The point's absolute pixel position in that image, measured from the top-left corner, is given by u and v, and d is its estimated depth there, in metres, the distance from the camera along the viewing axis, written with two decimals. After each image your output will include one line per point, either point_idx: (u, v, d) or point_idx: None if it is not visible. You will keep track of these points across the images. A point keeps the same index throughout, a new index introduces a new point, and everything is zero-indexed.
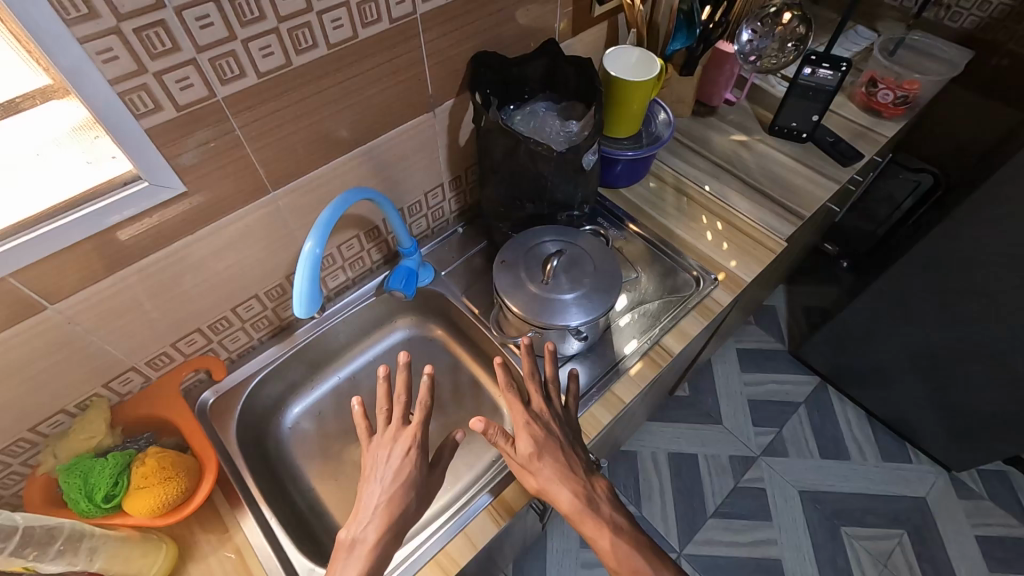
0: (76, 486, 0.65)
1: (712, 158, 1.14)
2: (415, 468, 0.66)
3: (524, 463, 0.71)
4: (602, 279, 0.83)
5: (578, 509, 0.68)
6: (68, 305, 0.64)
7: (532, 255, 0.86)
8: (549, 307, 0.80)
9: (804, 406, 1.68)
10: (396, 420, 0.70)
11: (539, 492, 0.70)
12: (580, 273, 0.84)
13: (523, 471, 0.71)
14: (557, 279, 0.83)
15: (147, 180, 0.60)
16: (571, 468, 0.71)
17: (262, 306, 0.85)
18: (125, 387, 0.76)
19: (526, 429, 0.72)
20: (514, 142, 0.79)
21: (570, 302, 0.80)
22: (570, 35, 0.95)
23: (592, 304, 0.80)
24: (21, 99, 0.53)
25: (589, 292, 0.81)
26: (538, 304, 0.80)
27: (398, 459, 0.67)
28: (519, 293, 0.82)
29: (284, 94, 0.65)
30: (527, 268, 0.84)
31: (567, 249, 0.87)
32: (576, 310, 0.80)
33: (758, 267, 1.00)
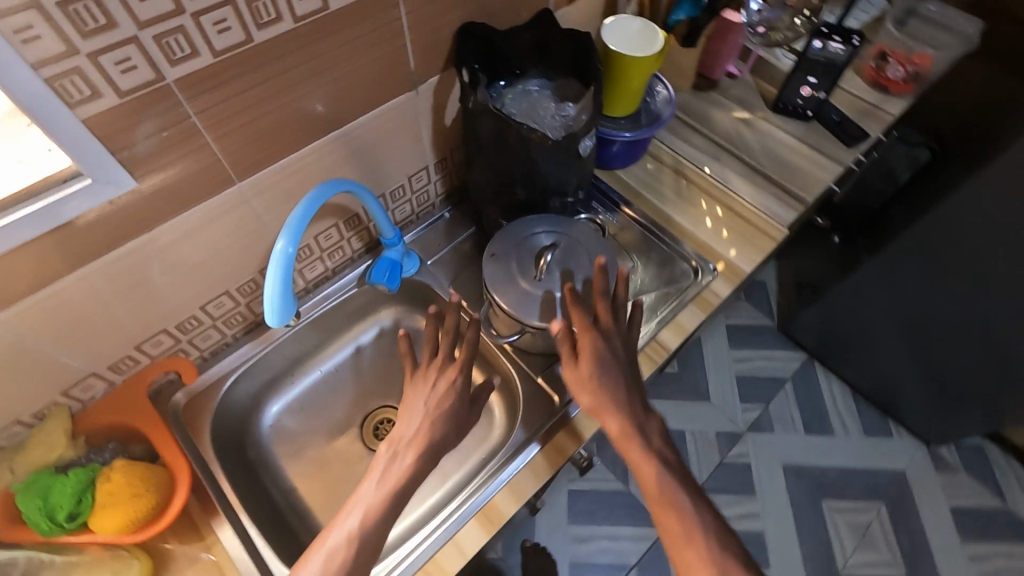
0: (33, 506, 0.61)
1: (712, 137, 1.09)
2: (458, 398, 0.69)
3: (582, 380, 0.70)
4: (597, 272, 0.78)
5: (626, 435, 0.68)
6: (10, 314, 0.57)
7: (524, 247, 0.80)
8: (535, 307, 0.75)
9: (791, 382, 1.68)
10: (443, 354, 0.73)
11: (590, 411, 0.69)
12: (574, 267, 0.79)
13: (579, 387, 0.70)
14: (552, 270, 0.78)
15: (92, 177, 0.53)
16: (627, 395, 0.70)
17: (234, 302, 0.79)
18: (88, 393, 0.71)
19: (592, 353, 0.70)
20: (505, 125, 0.73)
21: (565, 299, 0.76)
22: (565, 3, 0.87)
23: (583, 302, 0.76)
24: None
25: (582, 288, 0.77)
26: (527, 302, 0.75)
27: (441, 390, 0.70)
28: (509, 286, 0.77)
29: (246, 74, 0.58)
30: (518, 258, 0.79)
31: (560, 239, 0.81)
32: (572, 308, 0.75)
33: (758, 255, 0.96)
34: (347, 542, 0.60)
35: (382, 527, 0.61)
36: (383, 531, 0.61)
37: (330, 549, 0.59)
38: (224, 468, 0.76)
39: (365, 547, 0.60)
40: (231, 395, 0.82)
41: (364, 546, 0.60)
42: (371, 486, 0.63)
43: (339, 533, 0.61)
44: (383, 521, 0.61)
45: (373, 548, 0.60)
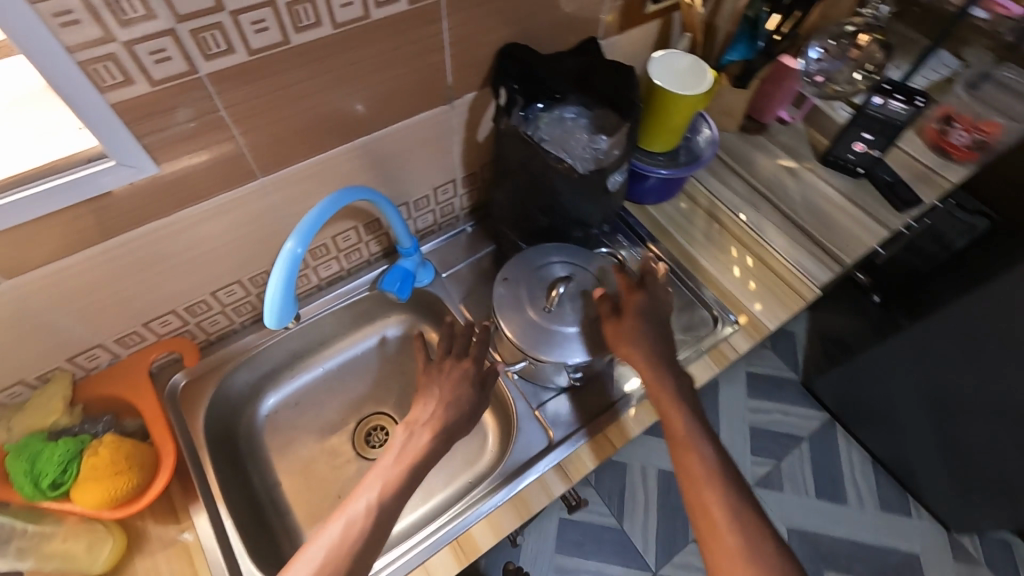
0: (21, 469, 0.62)
1: (753, 183, 1.05)
2: (470, 386, 0.72)
3: (620, 332, 0.73)
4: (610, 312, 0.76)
5: (657, 377, 0.71)
6: (23, 281, 0.59)
7: (537, 276, 0.78)
8: (541, 341, 0.73)
9: (807, 442, 1.60)
10: (457, 347, 0.76)
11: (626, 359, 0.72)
12: (587, 303, 0.77)
13: (617, 338, 0.73)
14: (564, 304, 0.76)
15: (116, 160, 0.54)
16: (661, 344, 0.74)
17: (245, 292, 0.79)
18: (92, 363, 0.72)
19: (634, 310, 0.74)
20: (534, 150, 0.71)
21: (571, 336, 0.73)
22: (616, 32, 0.85)
23: (590, 342, 0.73)
24: None
25: (592, 327, 0.75)
26: (534, 334, 0.73)
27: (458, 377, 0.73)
28: (518, 315, 0.75)
29: (280, 74, 0.58)
30: (530, 287, 0.77)
31: (576, 273, 0.80)
32: (577, 347, 0.73)
33: (784, 312, 0.91)
34: (367, 511, 0.61)
35: (397, 499, 0.63)
36: (399, 503, 0.63)
37: (352, 517, 0.61)
38: (211, 455, 0.77)
39: (383, 519, 0.61)
40: (230, 382, 0.82)
41: (382, 515, 0.61)
42: (389, 460, 0.66)
43: (362, 502, 0.62)
44: (400, 494, 0.63)
45: (389, 519, 0.61)
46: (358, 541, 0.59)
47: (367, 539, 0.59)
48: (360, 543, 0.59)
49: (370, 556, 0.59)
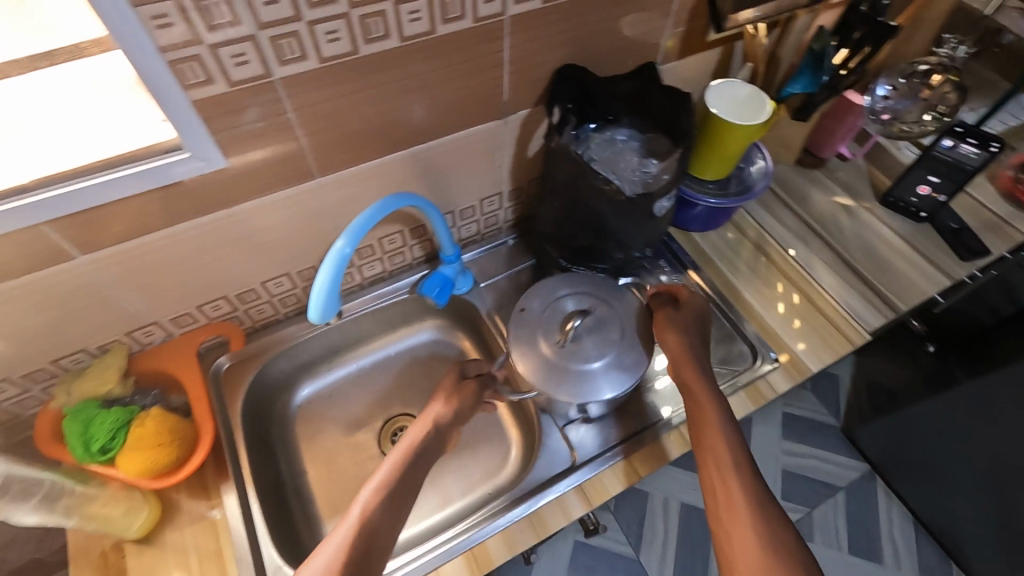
0: (76, 431, 0.67)
1: (805, 219, 1.02)
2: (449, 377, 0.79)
3: (667, 321, 0.78)
4: (624, 354, 0.76)
5: (685, 355, 0.75)
6: (96, 257, 0.63)
7: (553, 311, 0.79)
8: (550, 374, 0.73)
9: (843, 492, 1.52)
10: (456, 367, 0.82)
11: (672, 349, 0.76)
12: (602, 341, 0.76)
13: (661, 325, 0.78)
14: (580, 338, 0.76)
15: (189, 152, 0.58)
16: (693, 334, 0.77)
17: (292, 284, 0.83)
18: (147, 338, 0.77)
19: (690, 300, 0.81)
20: (583, 170, 0.72)
21: (583, 374, 0.73)
22: (675, 58, 0.85)
23: (599, 382, 0.73)
24: (88, 45, 0.52)
25: (604, 367, 0.74)
26: (545, 368, 0.73)
27: (433, 414, 0.74)
28: (531, 344, 0.75)
29: (346, 82, 0.61)
30: (547, 319, 0.78)
31: (595, 308, 0.80)
32: (587, 385, 0.72)
33: (828, 355, 0.88)
34: (359, 520, 0.61)
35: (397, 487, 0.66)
36: (390, 516, 0.64)
37: (348, 525, 0.61)
38: (245, 437, 0.80)
39: (376, 529, 0.62)
40: (270, 369, 0.86)
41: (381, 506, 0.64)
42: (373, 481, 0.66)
43: (355, 511, 0.63)
44: (387, 507, 0.64)
45: (383, 533, 0.62)
46: (354, 548, 0.59)
47: (364, 548, 0.59)
48: (363, 531, 0.61)
49: (376, 537, 0.62)
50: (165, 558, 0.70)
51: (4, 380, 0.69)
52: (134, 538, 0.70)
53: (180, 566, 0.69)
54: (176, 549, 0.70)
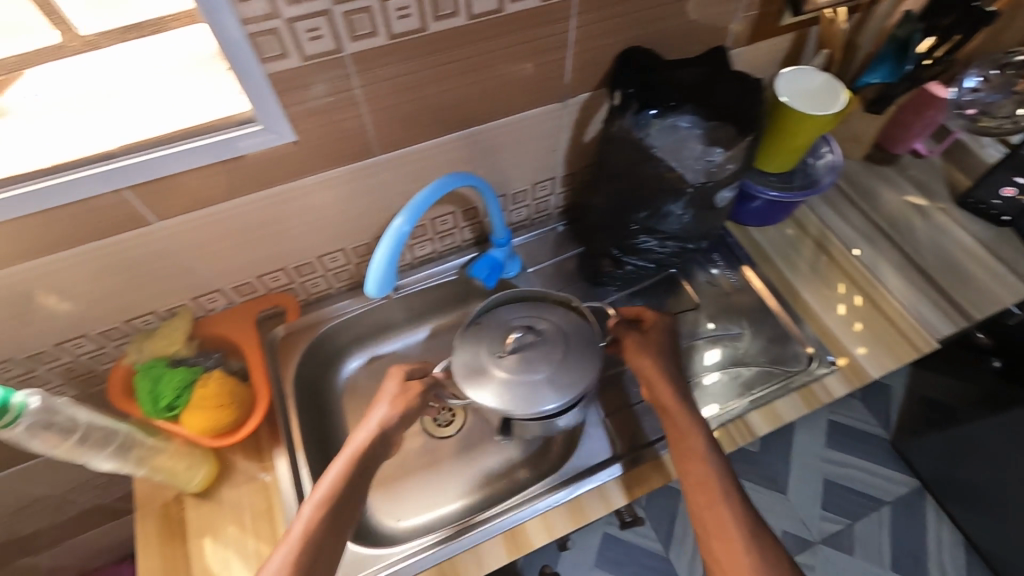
0: (147, 388, 0.70)
1: (872, 218, 0.97)
2: (393, 382, 0.73)
3: (639, 345, 0.76)
4: (566, 373, 0.70)
5: (655, 375, 0.73)
6: (171, 224, 0.66)
7: (501, 324, 0.76)
8: (479, 386, 0.70)
9: (889, 507, 1.45)
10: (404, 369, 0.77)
11: (644, 374, 0.74)
12: (543, 357, 0.71)
13: (636, 349, 0.76)
14: (518, 352, 0.72)
15: (262, 125, 0.59)
16: (669, 359, 0.75)
17: (347, 260, 0.85)
18: (211, 304, 0.81)
19: (658, 323, 0.79)
20: (644, 156, 0.70)
21: (518, 387, 0.69)
22: (744, 43, 0.82)
23: (527, 398, 0.68)
24: (170, 19, 0.54)
25: (537, 384, 0.69)
26: (480, 377, 0.70)
27: (374, 422, 0.70)
28: (469, 355, 0.73)
29: (411, 60, 0.61)
30: (491, 332, 0.75)
31: (544, 325, 0.75)
32: (519, 398, 0.68)
33: (892, 363, 0.83)
34: (301, 539, 0.60)
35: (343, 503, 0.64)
36: (334, 532, 0.62)
37: (290, 542, 0.60)
38: (296, 405, 0.83)
39: (321, 545, 0.61)
40: (321, 342, 0.89)
41: (325, 520, 0.62)
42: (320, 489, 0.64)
43: (297, 527, 0.62)
44: (331, 522, 0.62)
45: (326, 551, 0.61)
46: (296, 567, 0.59)
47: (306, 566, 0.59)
48: (314, 544, 0.61)
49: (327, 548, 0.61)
50: (220, 514, 0.73)
51: (84, 335, 0.74)
52: (193, 492, 0.74)
53: (234, 522, 0.73)
54: (232, 506, 0.74)
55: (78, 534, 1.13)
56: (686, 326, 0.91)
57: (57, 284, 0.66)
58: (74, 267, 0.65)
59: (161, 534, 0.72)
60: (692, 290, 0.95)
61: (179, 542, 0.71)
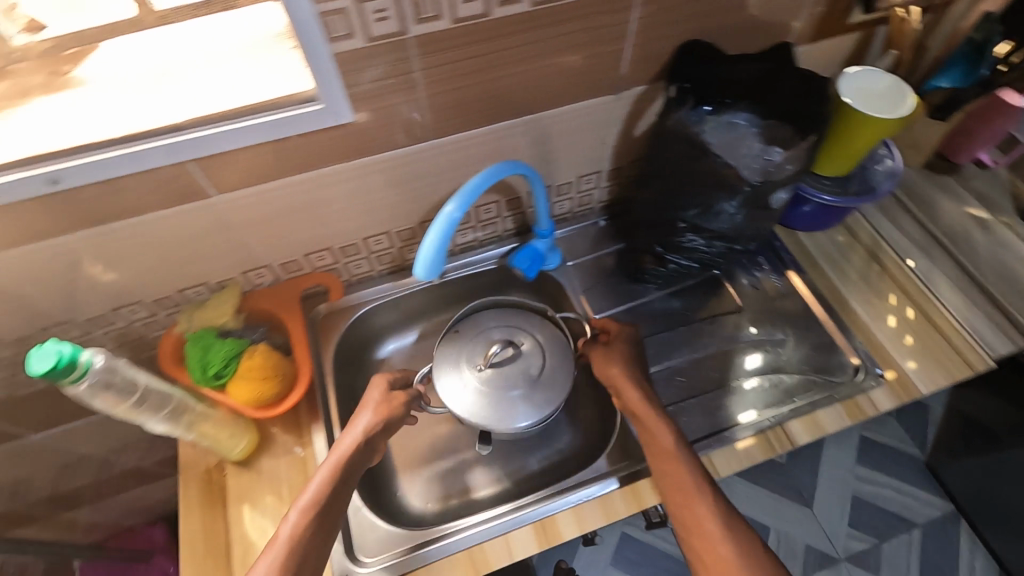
0: (197, 356, 0.72)
1: (929, 229, 0.93)
2: (376, 391, 0.75)
3: (604, 358, 0.78)
4: (538, 389, 0.78)
5: (626, 376, 0.75)
6: (228, 198, 0.68)
7: (481, 339, 0.83)
8: (459, 396, 0.77)
9: (920, 530, 1.41)
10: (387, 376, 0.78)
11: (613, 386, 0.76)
12: (519, 372, 0.79)
13: (603, 361, 0.78)
14: (496, 366, 0.79)
15: (323, 104, 0.60)
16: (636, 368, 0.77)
17: (390, 243, 0.86)
18: (259, 280, 0.82)
19: (620, 333, 0.81)
20: (699, 152, 0.69)
21: (496, 401, 0.77)
22: (808, 41, 0.79)
23: (500, 411, 0.76)
24: None
25: (511, 398, 0.77)
26: (462, 392, 0.77)
27: (359, 429, 0.70)
28: (451, 366, 0.80)
29: (472, 45, 0.61)
30: (472, 345, 0.82)
31: (523, 340, 0.82)
32: (497, 412, 0.76)
33: (944, 380, 0.80)
34: (289, 540, 0.61)
35: (326, 510, 0.64)
36: (322, 537, 0.63)
37: (278, 543, 0.61)
38: (335, 384, 0.84)
39: (308, 550, 0.61)
40: (361, 322, 0.90)
41: (312, 527, 0.62)
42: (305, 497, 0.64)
43: (285, 529, 0.62)
44: (319, 526, 0.63)
45: (314, 554, 0.61)
46: (285, 567, 0.59)
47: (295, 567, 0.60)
48: (301, 549, 0.61)
49: (315, 553, 0.62)
50: (260, 483, 0.75)
51: (139, 302, 0.77)
52: (234, 461, 0.76)
53: (272, 492, 0.75)
54: (270, 476, 0.76)
55: (117, 494, 1.17)
56: (726, 328, 0.90)
57: (120, 251, 0.69)
58: (136, 235, 0.67)
59: (202, 499, 0.74)
60: (735, 293, 0.93)
61: (219, 508, 0.74)
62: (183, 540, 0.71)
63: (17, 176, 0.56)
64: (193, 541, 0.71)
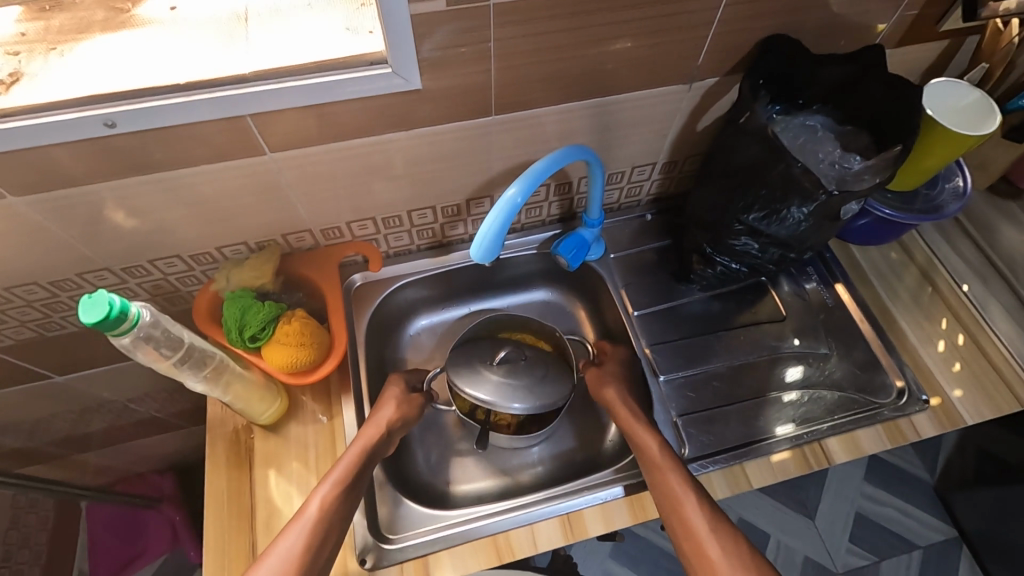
0: (234, 316, 0.71)
1: (989, 255, 0.89)
2: (395, 388, 0.75)
3: (598, 377, 0.80)
4: (542, 386, 0.78)
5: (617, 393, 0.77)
6: (281, 158, 0.66)
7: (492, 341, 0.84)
8: (472, 379, 0.77)
9: (921, 552, 1.38)
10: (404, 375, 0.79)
11: (607, 402, 0.77)
12: (525, 368, 0.79)
13: (600, 379, 0.79)
14: (504, 362, 0.80)
15: (393, 68, 0.58)
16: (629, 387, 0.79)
17: (434, 218, 0.83)
18: (298, 244, 0.80)
19: (614, 355, 0.83)
20: (773, 154, 0.66)
21: (499, 387, 0.77)
22: (893, 45, 0.75)
23: (505, 393, 0.76)
24: None
25: (514, 385, 0.77)
26: (474, 378, 0.77)
27: (382, 420, 0.70)
28: (463, 360, 0.80)
29: (552, 19, 0.59)
30: (483, 344, 0.83)
31: (530, 350, 0.82)
32: (501, 395, 0.76)
33: (991, 412, 0.78)
34: (316, 515, 0.61)
35: (348, 493, 0.63)
36: (344, 515, 0.63)
37: (307, 517, 0.61)
38: (366, 355, 0.83)
39: (331, 527, 0.61)
40: (395, 295, 0.88)
41: (336, 506, 0.62)
42: (330, 479, 0.64)
43: (313, 505, 0.62)
44: (344, 505, 0.63)
45: (336, 531, 0.61)
46: (308, 546, 0.59)
47: (319, 543, 0.60)
48: (326, 526, 0.61)
49: (337, 532, 0.61)
50: (287, 450, 0.75)
51: (176, 256, 0.75)
52: (263, 424, 0.75)
53: (299, 460, 0.74)
54: (298, 443, 0.75)
55: (129, 441, 1.17)
56: (768, 337, 0.88)
57: (167, 202, 0.67)
58: (184, 188, 0.65)
59: (229, 461, 0.73)
60: (779, 301, 0.90)
61: (245, 470, 0.73)
62: (209, 498, 0.70)
63: (73, 116, 0.54)
64: (219, 501, 0.71)
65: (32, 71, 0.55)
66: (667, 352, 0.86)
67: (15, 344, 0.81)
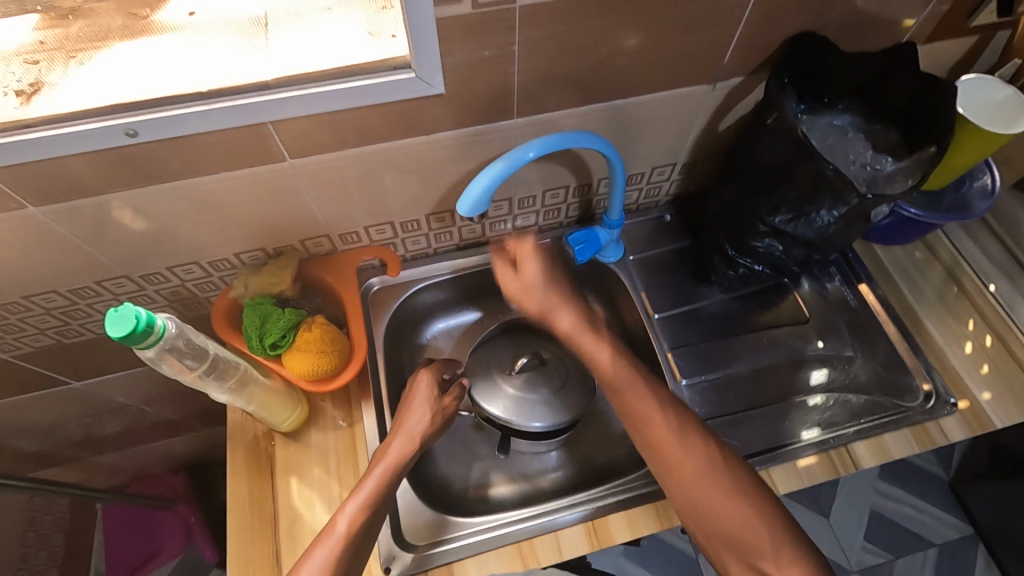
0: (254, 324, 0.70)
1: (1016, 254, 0.87)
2: (426, 390, 0.72)
3: (524, 287, 0.77)
4: (561, 399, 0.79)
5: (546, 312, 0.76)
6: (301, 164, 0.65)
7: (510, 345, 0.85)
8: (491, 393, 0.79)
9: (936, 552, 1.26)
10: (429, 366, 0.75)
11: (540, 313, 0.76)
12: (543, 380, 0.80)
13: (525, 291, 0.77)
14: (523, 373, 0.80)
15: (416, 73, 0.57)
16: (561, 285, 0.78)
17: (452, 222, 0.82)
18: (316, 249, 0.80)
19: (531, 255, 0.77)
20: (804, 156, 0.64)
21: (518, 401, 0.78)
22: (922, 41, 0.74)
23: (518, 408, 0.78)
24: None
25: (532, 400, 0.78)
26: (494, 393, 0.79)
27: (414, 431, 0.69)
28: (481, 369, 0.81)
29: (577, 19, 0.58)
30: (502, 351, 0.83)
31: (549, 355, 0.83)
32: (518, 411, 0.78)
33: (1021, 414, 0.76)
34: (346, 535, 0.61)
35: (378, 508, 0.63)
36: (372, 531, 0.62)
37: (337, 535, 0.61)
38: (384, 360, 0.82)
39: (360, 544, 0.61)
40: (413, 299, 0.88)
41: (368, 521, 0.62)
42: (360, 493, 0.64)
43: (343, 522, 0.61)
44: (374, 522, 0.63)
45: (366, 546, 0.62)
46: (340, 563, 0.59)
47: (349, 559, 0.60)
48: (357, 544, 0.61)
49: (366, 547, 0.62)
50: (308, 457, 0.74)
51: (195, 263, 0.74)
52: (284, 432, 0.75)
53: (321, 467, 0.73)
54: (318, 451, 0.75)
55: (144, 444, 1.16)
56: (791, 339, 0.86)
57: (186, 210, 0.66)
58: (204, 195, 0.65)
59: (250, 468, 0.73)
60: (800, 299, 0.89)
61: (266, 476, 0.73)
62: (231, 506, 0.70)
63: (95, 126, 0.53)
64: (240, 510, 0.70)
65: (52, 80, 0.54)
66: (688, 355, 0.85)
67: (33, 351, 0.81)
